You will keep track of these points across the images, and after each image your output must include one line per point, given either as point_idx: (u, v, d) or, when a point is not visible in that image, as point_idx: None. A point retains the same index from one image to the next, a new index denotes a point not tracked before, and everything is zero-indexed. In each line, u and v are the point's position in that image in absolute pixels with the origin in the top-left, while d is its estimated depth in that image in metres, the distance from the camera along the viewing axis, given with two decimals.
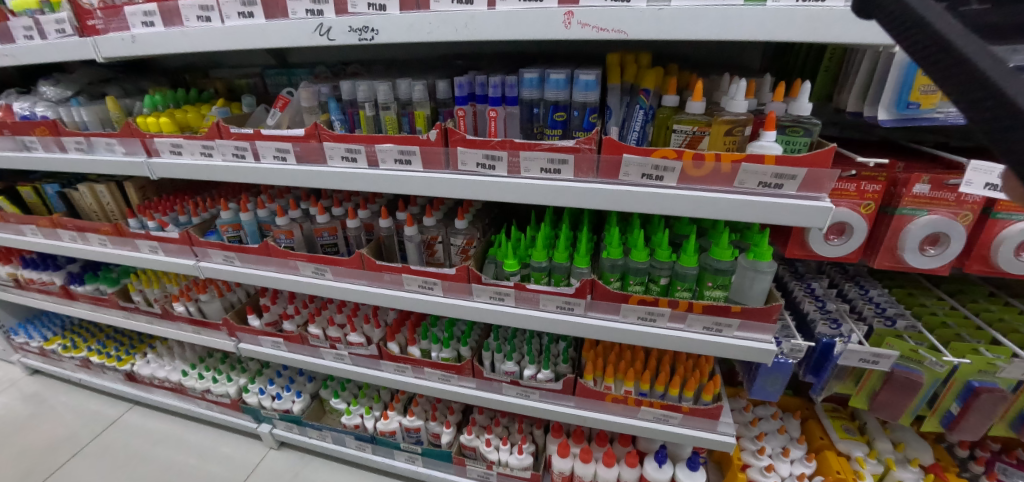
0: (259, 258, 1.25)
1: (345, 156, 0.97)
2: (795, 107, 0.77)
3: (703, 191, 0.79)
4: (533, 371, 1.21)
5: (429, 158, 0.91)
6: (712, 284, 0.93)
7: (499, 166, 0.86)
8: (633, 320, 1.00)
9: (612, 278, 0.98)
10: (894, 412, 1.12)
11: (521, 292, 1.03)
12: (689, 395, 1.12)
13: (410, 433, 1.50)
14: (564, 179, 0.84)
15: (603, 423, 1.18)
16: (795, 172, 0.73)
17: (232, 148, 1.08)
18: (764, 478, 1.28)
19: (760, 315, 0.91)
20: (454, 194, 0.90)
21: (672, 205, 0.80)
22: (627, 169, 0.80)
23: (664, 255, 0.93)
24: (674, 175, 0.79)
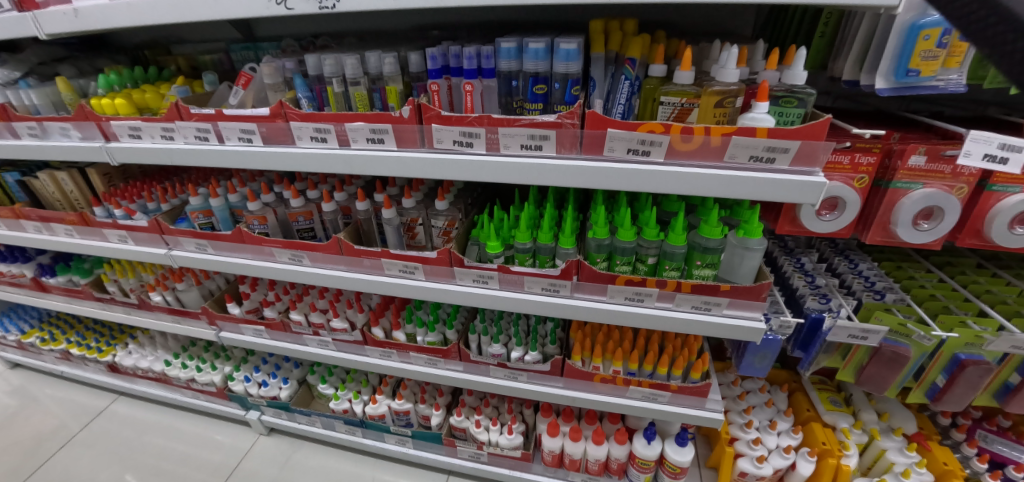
0: (233, 245, 1.20)
1: (315, 137, 0.91)
2: (789, 76, 0.72)
3: (692, 167, 0.75)
4: (520, 353, 1.19)
5: (403, 136, 0.85)
6: (701, 263, 0.91)
7: (477, 143, 0.81)
8: (621, 301, 0.97)
9: (599, 258, 0.95)
10: (880, 385, 1.13)
11: (505, 275, 1.00)
12: (677, 373, 1.12)
13: (399, 416, 1.50)
14: (546, 156, 0.80)
15: (590, 402, 1.18)
16: (788, 145, 0.69)
17: (194, 130, 1.02)
18: (751, 451, 1.30)
19: (749, 293, 0.89)
20: (431, 174, 0.85)
21: (659, 184, 0.76)
22: (612, 144, 0.76)
23: (652, 233, 0.90)
24: (661, 149, 0.74)
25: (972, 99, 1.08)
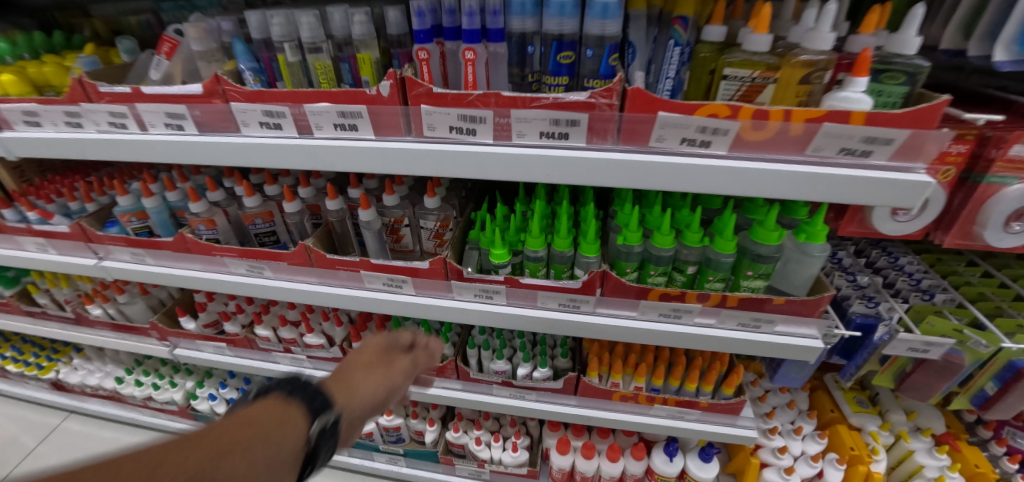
0: (176, 254, 0.98)
1: (265, 123, 0.70)
2: (897, 43, 0.55)
3: (762, 161, 0.59)
4: (527, 369, 1.04)
5: (382, 122, 0.65)
6: (753, 274, 0.76)
7: (481, 130, 0.62)
8: (653, 317, 0.81)
9: (628, 268, 0.78)
10: (922, 394, 1.04)
11: (513, 288, 0.82)
12: (707, 389, 0.99)
13: (389, 432, 1.34)
14: (573, 146, 0.61)
15: (608, 421, 1.05)
16: (893, 135, 0.53)
17: (106, 115, 0.78)
18: (778, 461, 1.21)
19: (807, 308, 0.75)
20: (421, 171, 0.66)
21: (719, 183, 0.60)
22: (662, 132, 0.58)
23: (695, 239, 0.74)
24: (725, 140, 0.58)
25: None
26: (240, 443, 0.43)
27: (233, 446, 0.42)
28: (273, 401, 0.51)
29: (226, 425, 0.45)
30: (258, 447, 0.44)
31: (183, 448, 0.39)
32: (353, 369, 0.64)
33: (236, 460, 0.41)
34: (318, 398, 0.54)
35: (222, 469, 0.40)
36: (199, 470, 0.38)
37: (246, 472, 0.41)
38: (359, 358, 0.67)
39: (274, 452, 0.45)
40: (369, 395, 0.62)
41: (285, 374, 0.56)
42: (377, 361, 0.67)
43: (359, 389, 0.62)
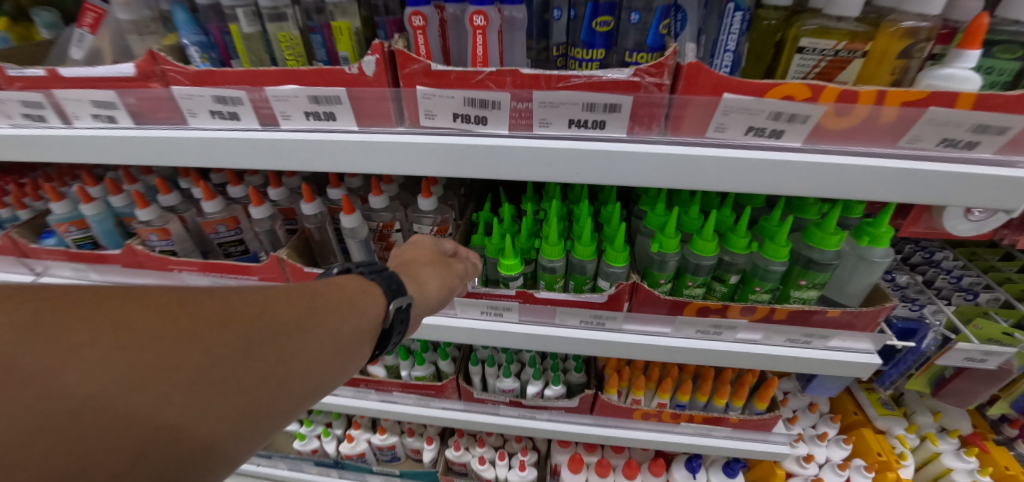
0: (122, 269, 0.83)
1: (218, 112, 0.56)
2: (1015, 6, 0.45)
3: (841, 155, 0.48)
4: (538, 387, 0.93)
5: (367, 111, 0.52)
6: (806, 284, 0.65)
7: (494, 118, 0.49)
8: (690, 334, 0.71)
9: (661, 279, 0.67)
10: (962, 399, 0.97)
11: (528, 305, 0.70)
12: (738, 404, 0.89)
13: (383, 452, 1.23)
14: (609, 138, 0.49)
15: (628, 441, 0.95)
16: (1012, 122, 0.43)
17: (18, 104, 0.63)
18: (803, 471, 1.14)
19: (861, 323, 0.66)
20: (417, 172, 0.52)
21: (790, 182, 0.49)
22: (723, 118, 0.47)
23: (741, 244, 0.63)
24: (801, 128, 0.46)
25: None
26: (328, 303, 0.45)
27: (325, 304, 0.45)
28: (355, 277, 0.50)
29: (319, 284, 0.47)
30: (344, 310, 0.46)
31: (285, 299, 0.43)
32: (414, 266, 0.57)
33: (326, 316, 0.44)
34: (395, 282, 0.52)
35: (314, 323, 0.43)
36: (295, 321, 0.42)
37: (334, 330, 0.44)
38: (424, 256, 0.59)
39: (357, 316, 0.47)
40: (437, 295, 0.57)
41: (363, 261, 0.54)
42: (439, 262, 0.60)
43: (435, 281, 0.57)
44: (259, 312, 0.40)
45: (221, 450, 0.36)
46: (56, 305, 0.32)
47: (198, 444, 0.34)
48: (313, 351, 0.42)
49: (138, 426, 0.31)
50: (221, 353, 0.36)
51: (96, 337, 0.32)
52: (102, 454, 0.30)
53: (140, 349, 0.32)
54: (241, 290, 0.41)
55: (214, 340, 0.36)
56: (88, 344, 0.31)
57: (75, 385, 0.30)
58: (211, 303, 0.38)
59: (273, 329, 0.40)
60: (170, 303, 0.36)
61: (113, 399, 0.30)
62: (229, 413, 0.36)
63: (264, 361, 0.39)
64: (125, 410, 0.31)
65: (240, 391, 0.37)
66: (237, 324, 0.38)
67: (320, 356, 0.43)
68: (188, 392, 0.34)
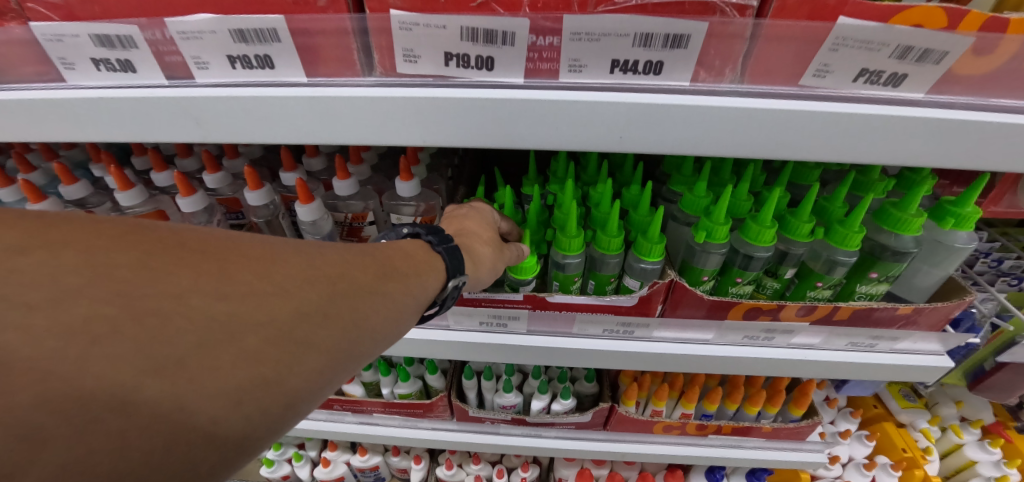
0: None
1: (104, 59, 0.39)
2: None
3: (975, 110, 0.35)
4: (543, 402, 0.80)
5: (321, 55, 0.36)
6: (877, 277, 0.54)
7: (503, 60, 0.35)
8: (735, 340, 0.58)
9: (704, 277, 0.54)
10: (1004, 393, 0.88)
11: (539, 313, 0.56)
12: (772, 411, 0.79)
13: (365, 473, 1.08)
14: (664, 88, 0.35)
15: (647, 457, 0.84)
16: None
17: None
18: (828, 473, 1.06)
19: (928, 324, 0.55)
20: (394, 140, 0.38)
21: (902, 147, 0.36)
22: (826, 57, 0.33)
23: (804, 232, 0.51)
24: (928, 70, 0.34)
25: None
26: (403, 266, 0.40)
27: (397, 266, 0.40)
28: (417, 242, 0.44)
29: (395, 245, 0.42)
30: (421, 275, 0.41)
31: (364, 259, 0.38)
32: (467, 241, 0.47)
33: (401, 280, 0.39)
34: (458, 257, 0.43)
35: (393, 288, 0.38)
36: (372, 285, 0.37)
37: (408, 293, 0.39)
38: (481, 230, 0.49)
39: (432, 283, 0.42)
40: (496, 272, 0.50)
41: (428, 225, 0.46)
42: (497, 236, 0.50)
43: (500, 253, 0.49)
44: (340, 271, 0.36)
45: (304, 409, 0.32)
46: (159, 251, 0.29)
47: (281, 405, 0.30)
48: (391, 316, 0.38)
49: (229, 379, 0.27)
50: (307, 305, 0.32)
51: (192, 283, 0.28)
52: (194, 407, 0.26)
53: (233, 301, 0.29)
54: (323, 246, 0.38)
55: (296, 298, 0.32)
56: (187, 288, 0.28)
57: (177, 328, 0.26)
58: (298, 258, 0.35)
59: (352, 290, 0.36)
60: (261, 255, 0.33)
61: (206, 350, 0.27)
62: (313, 376, 0.32)
63: (345, 319, 0.34)
64: (217, 359, 0.27)
65: (321, 352, 0.32)
66: (320, 281, 0.34)
67: (397, 320, 0.38)
68: (272, 349, 0.30)
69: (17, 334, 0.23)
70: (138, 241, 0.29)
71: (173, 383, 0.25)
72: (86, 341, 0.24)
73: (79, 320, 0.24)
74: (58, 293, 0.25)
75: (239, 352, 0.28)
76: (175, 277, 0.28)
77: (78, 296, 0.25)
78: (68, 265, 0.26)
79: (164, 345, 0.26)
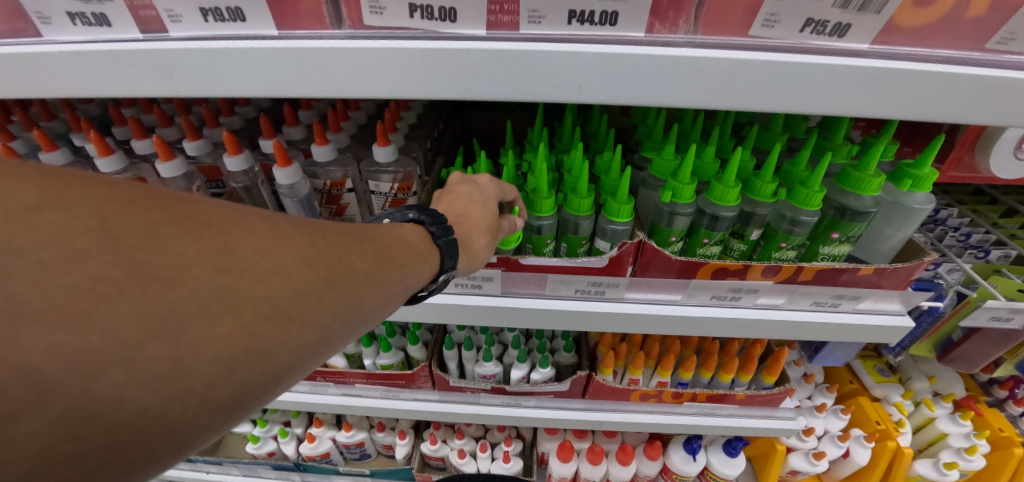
0: None
1: (78, 12, 0.40)
2: None
3: (916, 59, 0.37)
4: (523, 372, 0.82)
5: (290, 6, 0.38)
6: (839, 238, 0.56)
7: (465, 10, 0.36)
8: (703, 301, 0.60)
9: (672, 237, 0.56)
10: (970, 363, 0.92)
11: (513, 274, 0.58)
12: (744, 379, 0.81)
13: (351, 450, 1.10)
14: (620, 40, 0.37)
15: (625, 425, 0.86)
16: None
17: None
18: (804, 445, 1.08)
19: (890, 283, 0.57)
20: (364, 92, 0.39)
21: (849, 96, 0.38)
22: (772, 8, 0.35)
23: (767, 191, 0.53)
24: (869, 21, 0.36)
25: None
26: (399, 253, 0.41)
27: (392, 254, 0.40)
28: (419, 230, 0.43)
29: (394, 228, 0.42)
30: (414, 264, 0.41)
31: (363, 243, 0.38)
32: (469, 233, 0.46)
33: (396, 266, 0.40)
34: (455, 254, 0.44)
35: (387, 276, 0.39)
36: (369, 271, 0.37)
37: (399, 283, 0.40)
38: (481, 218, 0.47)
39: (422, 274, 0.42)
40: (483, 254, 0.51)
41: (429, 211, 0.45)
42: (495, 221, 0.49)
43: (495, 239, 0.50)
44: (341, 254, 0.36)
45: (286, 382, 0.33)
46: (162, 217, 0.28)
47: (270, 375, 0.31)
48: (381, 301, 0.39)
49: (223, 352, 0.27)
50: (303, 285, 0.32)
51: (194, 252, 0.28)
52: (191, 372, 0.26)
53: (234, 275, 0.29)
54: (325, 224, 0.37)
55: (295, 279, 0.32)
56: (189, 259, 0.27)
57: (180, 295, 0.26)
58: (300, 235, 0.34)
59: (349, 274, 0.36)
60: (264, 230, 0.32)
61: (204, 322, 0.27)
62: (299, 353, 0.33)
63: (338, 302, 0.35)
64: (217, 331, 0.27)
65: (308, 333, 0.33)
66: (320, 263, 0.34)
67: (384, 306, 0.39)
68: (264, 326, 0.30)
69: (21, 285, 0.22)
70: (142, 201, 0.28)
71: (174, 348, 0.25)
72: (83, 298, 0.23)
73: (82, 280, 0.23)
74: (60, 245, 0.24)
75: (236, 326, 0.28)
76: (182, 244, 0.27)
77: (83, 256, 0.24)
78: (73, 222, 0.25)
79: (168, 311, 0.25)
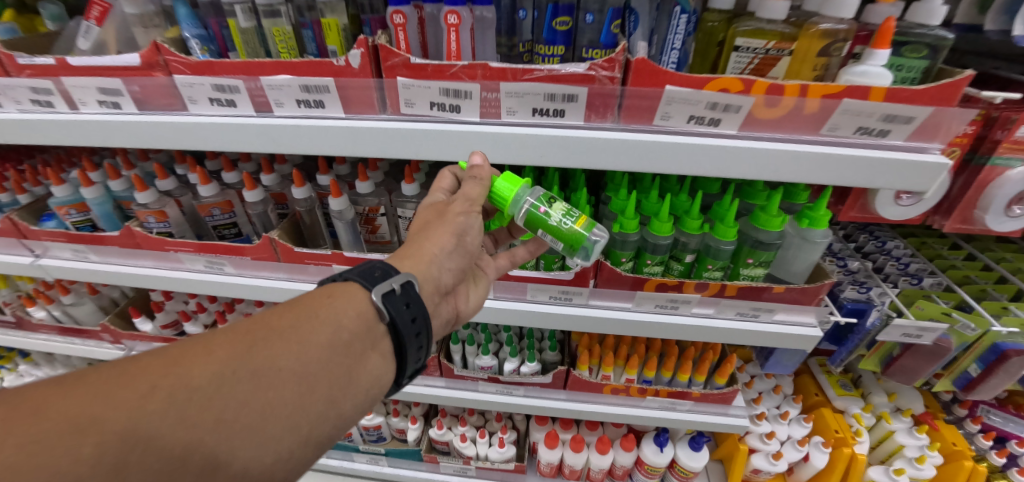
0: (124, 250, 0.88)
1: (216, 98, 0.61)
2: (919, 12, 0.50)
3: (773, 141, 0.54)
4: (515, 364, 0.98)
5: (353, 98, 0.57)
6: (753, 262, 0.72)
7: (467, 106, 0.55)
8: (649, 308, 0.77)
9: (623, 258, 0.73)
10: (910, 377, 1.04)
11: (502, 282, 0.76)
12: (700, 379, 0.96)
13: (370, 431, 1.28)
14: (569, 125, 0.56)
15: (599, 415, 1.01)
16: (915, 113, 0.50)
17: (28, 91, 0.68)
18: (765, 446, 1.20)
19: (796, 300, 0.73)
20: (398, 153, 0.59)
21: (728, 167, 0.55)
22: (667, 109, 0.53)
23: (694, 226, 0.69)
24: (735, 117, 0.53)
25: None
26: (311, 309, 0.46)
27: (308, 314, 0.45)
28: (334, 285, 0.50)
29: (301, 295, 0.47)
30: (341, 311, 0.47)
31: (266, 324, 0.44)
32: (408, 248, 0.54)
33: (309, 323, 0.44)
34: (374, 272, 0.49)
35: (311, 328, 0.44)
36: (281, 336, 0.43)
37: (321, 334, 0.44)
38: (415, 234, 0.55)
39: (352, 314, 0.47)
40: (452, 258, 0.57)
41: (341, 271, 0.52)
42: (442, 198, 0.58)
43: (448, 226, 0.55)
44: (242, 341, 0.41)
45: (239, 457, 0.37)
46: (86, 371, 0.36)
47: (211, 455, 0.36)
48: (316, 349, 0.44)
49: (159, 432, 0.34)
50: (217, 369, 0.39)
51: (90, 397, 0.34)
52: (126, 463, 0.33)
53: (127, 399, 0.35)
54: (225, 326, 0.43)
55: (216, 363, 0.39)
56: (108, 392, 0.35)
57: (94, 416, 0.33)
58: (220, 338, 0.41)
59: (264, 347, 0.42)
60: (157, 358, 0.38)
61: (98, 446, 0.32)
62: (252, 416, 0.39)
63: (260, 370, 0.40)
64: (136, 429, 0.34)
65: (240, 412, 0.38)
66: (230, 351, 0.40)
67: (317, 358, 0.43)
68: (188, 416, 0.36)
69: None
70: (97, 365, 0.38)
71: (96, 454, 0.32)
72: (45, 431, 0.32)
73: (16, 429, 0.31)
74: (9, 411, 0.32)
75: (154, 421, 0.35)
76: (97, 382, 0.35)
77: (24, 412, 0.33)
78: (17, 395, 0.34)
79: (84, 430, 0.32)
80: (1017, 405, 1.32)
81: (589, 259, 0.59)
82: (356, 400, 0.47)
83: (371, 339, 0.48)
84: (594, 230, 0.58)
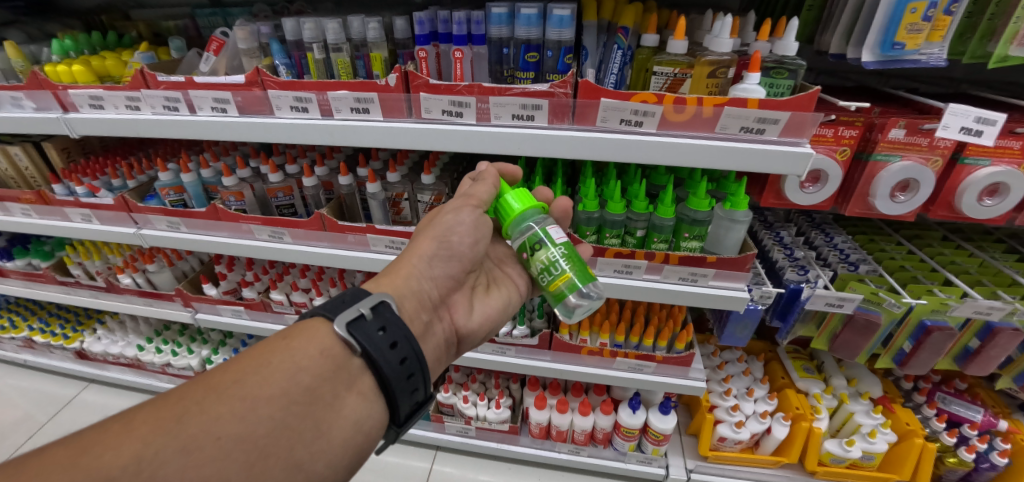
0: (208, 223, 1.15)
1: (295, 106, 0.87)
2: (780, 47, 0.72)
3: (684, 137, 0.74)
4: (508, 327, 1.19)
5: (389, 106, 0.82)
6: (689, 236, 0.92)
7: (467, 113, 0.79)
8: (610, 273, 0.98)
9: (588, 232, 0.95)
10: (852, 351, 1.19)
11: None
12: (662, 344, 1.15)
13: None
14: (538, 126, 0.78)
15: (578, 374, 1.21)
16: (779, 116, 0.69)
17: (162, 99, 0.95)
18: (730, 417, 1.36)
19: (724, 266, 0.92)
20: (418, 146, 0.82)
21: (650, 154, 0.75)
22: (605, 114, 0.75)
23: (641, 206, 0.91)
24: (654, 120, 0.74)
25: (946, 76, 1.11)
26: (270, 358, 0.54)
27: (261, 366, 0.53)
28: (295, 333, 0.59)
29: (261, 349, 0.56)
30: (294, 359, 0.55)
31: (228, 377, 0.52)
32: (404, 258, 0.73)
33: (278, 367, 0.53)
34: (340, 306, 0.61)
35: (262, 379, 0.52)
36: (233, 390, 0.50)
37: (273, 380, 0.52)
38: (413, 242, 0.76)
39: (305, 360, 0.55)
40: (435, 267, 0.75)
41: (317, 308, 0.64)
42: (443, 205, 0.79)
43: (436, 230, 0.75)
44: (208, 392, 0.50)
45: None
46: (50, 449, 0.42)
47: None
48: (268, 397, 0.51)
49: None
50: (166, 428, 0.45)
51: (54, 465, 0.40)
52: None
53: (92, 461, 0.41)
54: (191, 385, 0.51)
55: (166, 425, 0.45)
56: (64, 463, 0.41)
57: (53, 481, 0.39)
58: (172, 404, 0.48)
59: (214, 401, 0.48)
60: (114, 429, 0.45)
61: None
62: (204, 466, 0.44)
63: (210, 422, 0.47)
64: None
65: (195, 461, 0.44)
66: (181, 412, 0.47)
67: (270, 404, 0.50)
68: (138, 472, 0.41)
69: None
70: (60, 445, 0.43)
71: None
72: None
73: None
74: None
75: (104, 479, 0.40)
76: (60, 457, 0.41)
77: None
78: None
79: None
80: (974, 394, 1.44)
81: (570, 317, 0.75)
82: (324, 440, 0.52)
83: (346, 379, 0.57)
84: (563, 299, 0.71)
